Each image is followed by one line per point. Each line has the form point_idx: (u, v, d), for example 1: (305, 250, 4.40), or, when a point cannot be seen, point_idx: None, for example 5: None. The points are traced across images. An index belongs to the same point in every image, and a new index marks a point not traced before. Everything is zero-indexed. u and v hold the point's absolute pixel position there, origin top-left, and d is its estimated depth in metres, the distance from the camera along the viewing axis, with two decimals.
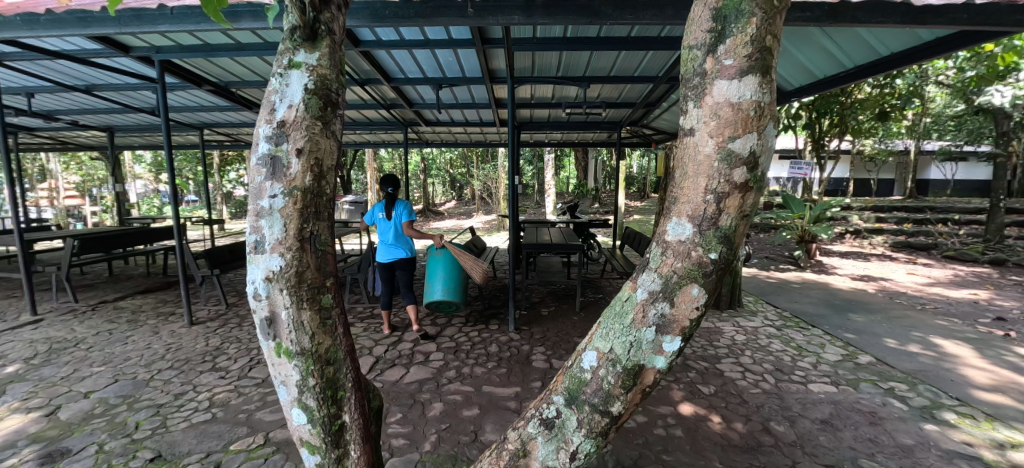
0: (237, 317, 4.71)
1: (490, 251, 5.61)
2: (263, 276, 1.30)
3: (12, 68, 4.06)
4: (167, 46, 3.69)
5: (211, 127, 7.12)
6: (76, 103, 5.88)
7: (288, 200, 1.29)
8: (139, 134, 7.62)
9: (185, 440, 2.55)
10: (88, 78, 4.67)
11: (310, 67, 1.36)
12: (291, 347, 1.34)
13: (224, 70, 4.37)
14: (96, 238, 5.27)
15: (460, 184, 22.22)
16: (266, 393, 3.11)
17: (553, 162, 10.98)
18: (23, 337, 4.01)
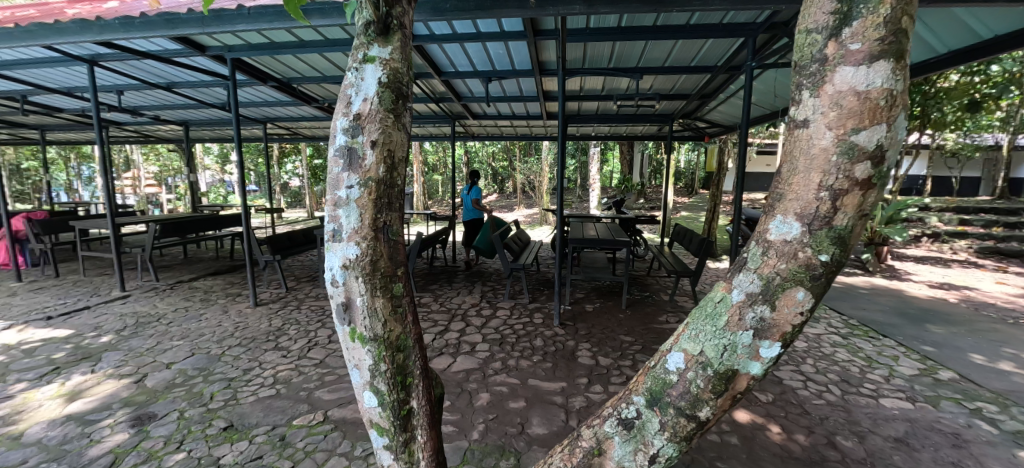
0: (297, 300, 4.97)
1: (534, 244, 5.60)
2: (341, 263, 1.37)
3: (106, 68, 4.45)
4: (238, 45, 3.90)
5: (272, 122, 7.56)
6: (158, 100, 6.41)
7: (363, 190, 1.34)
8: (210, 128, 8.21)
9: (253, 412, 2.73)
10: (169, 76, 5.04)
11: (383, 61, 1.40)
12: (365, 333, 1.40)
13: (287, 67, 4.59)
14: (174, 224, 5.76)
15: (502, 177, 22.28)
16: (323, 373, 3.27)
17: (597, 155, 10.72)
18: (115, 310, 4.47)
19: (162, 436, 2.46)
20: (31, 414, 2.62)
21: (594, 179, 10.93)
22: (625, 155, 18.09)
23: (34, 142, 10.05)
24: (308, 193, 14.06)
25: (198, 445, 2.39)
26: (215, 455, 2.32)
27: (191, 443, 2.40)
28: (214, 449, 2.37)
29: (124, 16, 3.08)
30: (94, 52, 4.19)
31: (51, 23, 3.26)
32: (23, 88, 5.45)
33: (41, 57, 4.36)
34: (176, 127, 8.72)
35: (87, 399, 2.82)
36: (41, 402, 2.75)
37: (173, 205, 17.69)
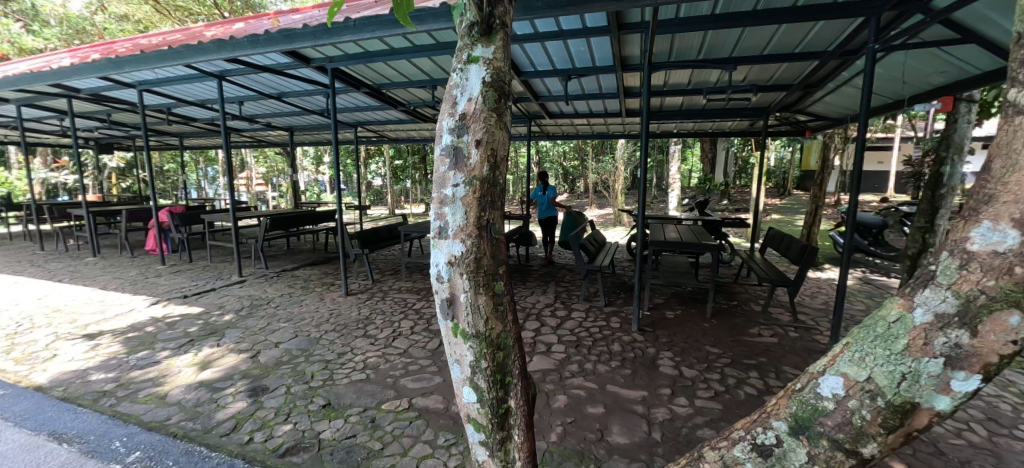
0: (382, 291, 5.33)
1: (609, 246, 5.46)
2: (446, 260, 1.40)
3: (232, 82, 5.10)
4: (337, 55, 4.22)
5: (363, 126, 8.18)
6: (270, 109, 7.26)
7: (468, 188, 1.36)
8: (310, 132, 9.13)
9: (347, 393, 2.93)
10: (280, 87, 5.66)
11: (486, 61, 1.41)
12: (467, 329, 1.42)
13: (378, 73, 4.93)
14: (280, 218, 6.48)
15: (573, 177, 21.95)
16: (407, 362, 3.43)
17: (677, 154, 10.11)
18: (234, 292, 5.15)
19: (273, 408, 2.69)
20: (172, 378, 3.04)
21: (673, 178, 10.32)
22: (706, 153, 16.84)
23: (176, 147, 11.94)
24: (389, 191, 14.97)
25: (304, 418, 2.57)
26: (317, 428, 2.48)
27: (296, 417, 2.59)
28: (315, 423, 2.54)
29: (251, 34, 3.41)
30: (222, 68, 4.77)
31: (193, 44, 3.74)
32: (169, 102, 6.47)
33: (183, 75, 5.11)
34: (283, 133, 9.84)
35: (214, 368, 3.23)
36: (180, 368, 3.20)
37: (277, 202, 20.01)
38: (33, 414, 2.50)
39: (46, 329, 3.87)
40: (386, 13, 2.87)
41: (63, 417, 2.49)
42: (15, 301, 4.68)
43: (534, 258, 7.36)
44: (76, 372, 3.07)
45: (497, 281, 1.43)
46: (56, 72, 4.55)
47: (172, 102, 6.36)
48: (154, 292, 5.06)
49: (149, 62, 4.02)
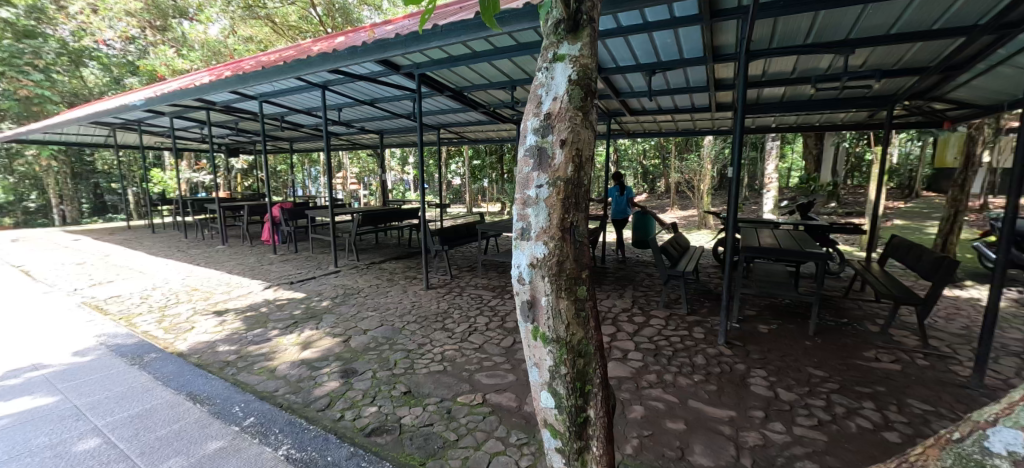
0: (460, 287, 5.55)
1: (693, 250, 5.08)
2: (528, 261, 1.38)
3: (334, 91, 5.66)
4: (424, 60, 4.37)
5: (446, 127, 8.54)
6: (364, 114, 7.95)
7: (552, 189, 1.32)
8: (398, 135, 9.82)
9: (426, 383, 3.05)
10: (373, 94, 6.16)
11: (573, 58, 1.34)
12: (547, 333, 1.38)
13: (460, 77, 5.11)
14: (371, 215, 7.07)
15: (652, 176, 20.85)
16: (481, 358, 3.50)
17: (775, 151, 9.05)
18: (331, 281, 5.75)
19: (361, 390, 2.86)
20: (280, 354, 3.44)
21: (769, 178, 9.28)
22: (810, 148, 14.86)
23: (287, 150, 13.61)
24: (466, 189, 15.47)
25: (387, 402, 2.72)
26: (398, 414, 2.61)
27: (381, 401, 2.74)
28: (397, 408, 2.68)
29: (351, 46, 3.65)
30: (326, 79, 5.29)
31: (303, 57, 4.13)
32: (284, 111, 7.39)
33: (294, 86, 5.77)
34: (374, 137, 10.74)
35: (313, 349, 3.60)
36: (286, 346, 3.61)
37: (367, 199, 21.93)
38: (175, 376, 2.93)
39: (188, 305, 4.66)
40: (472, 17, 2.93)
41: (198, 381, 2.89)
42: (169, 280, 5.70)
43: (609, 260, 7.13)
44: (208, 343, 3.61)
45: (578, 286, 1.37)
46: (200, 88, 5.39)
47: (285, 111, 7.24)
48: (269, 278, 5.83)
49: (269, 77, 4.60)
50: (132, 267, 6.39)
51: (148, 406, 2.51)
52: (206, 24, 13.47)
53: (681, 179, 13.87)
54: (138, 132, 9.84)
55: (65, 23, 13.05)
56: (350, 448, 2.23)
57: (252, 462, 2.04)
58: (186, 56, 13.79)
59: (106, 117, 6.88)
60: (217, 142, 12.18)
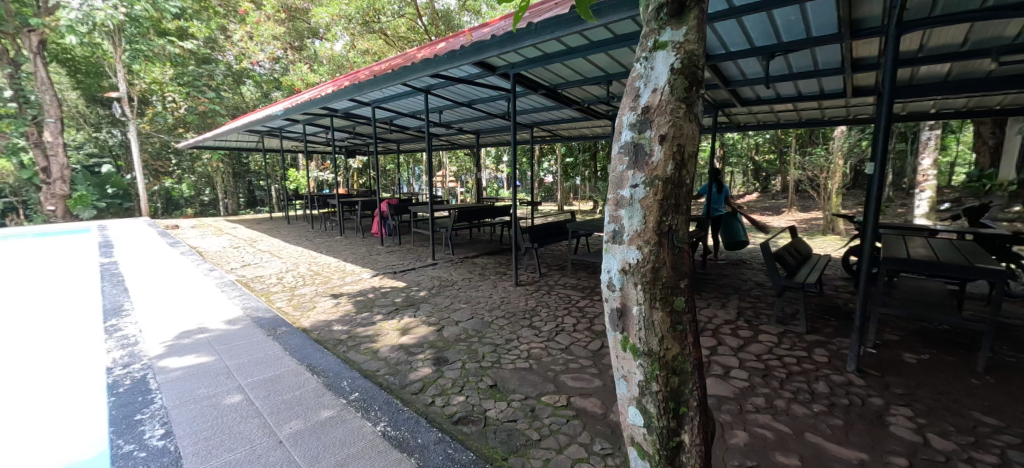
0: (548, 286, 5.45)
1: (817, 259, 4.38)
2: (620, 266, 1.22)
3: (436, 95, 6.02)
4: (518, 59, 4.29)
5: (540, 126, 8.40)
6: (462, 115, 8.31)
7: (648, 190, 1.15)
8: (493, 134, 10.06)
9: (512, 380, 2.97)
10: (471, 96, 6.44)
11: (676, 45, 1.14)
12: (638, 345, 1.22)
13: (555, 75, 5.05)
14: (466, 211, 7.41)
15: (765, 174, 18.41)
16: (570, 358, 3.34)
17: (934, 142, 7.34)
18: (428, 273, 6.16)
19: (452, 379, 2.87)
20: (382, 338, 3.66)
21: (922, 174, 7.60)
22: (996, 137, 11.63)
23: (394, 150, 14.69)
24: (557, 186, 15.13)
25: (474, 393, 2.74)
26: (484, 407, 2.64)
27: (468, 391, 2.77)
28: (482, 401, 2.71)
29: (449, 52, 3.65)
30: (429, 84, 5.64)
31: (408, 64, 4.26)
32: (392, 115, 8.08)
33: (401, 92, 6.26)
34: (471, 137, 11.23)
35: (411, 335, 3.79)
36: (387, 330, 3.82)
37: (461, 196, 23.05)
38: (300, 349, 3.10)
39: (312, 287, 5.35)
40: (567, 12, 2.87)
41: (316, 354, 3.08)
42: (299, 264, 6.65)
43: (710, 265, 6.49)
44: (324, 322, 4.02)
45: (678, 294, 1.18)
46: (322, 98, 5.99)
47: (392, 115, 7.86)
48: (375, 268, 6.43)
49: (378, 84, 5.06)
50: (273, 252, 7.61)
51: (277, 372, 2.76)
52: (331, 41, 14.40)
53: (801, 175, 12.02)
54: (282, 138, 11.63)
55: (229, 50, 15.51)
56: (437, 432, 2.28)
57: (353, 434, 2.18)
58: (315, 71, 15.11)
59: (256, 126, 8.24)
60: (337, 145, 13.63)
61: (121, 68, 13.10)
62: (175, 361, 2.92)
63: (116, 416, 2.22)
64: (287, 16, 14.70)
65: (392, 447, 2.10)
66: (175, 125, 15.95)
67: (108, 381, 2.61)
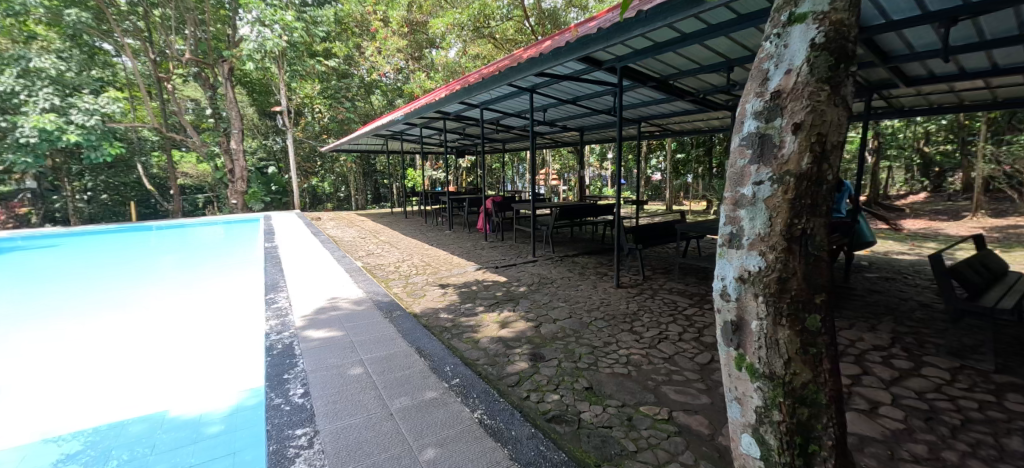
0: (653, 290, 4.26)
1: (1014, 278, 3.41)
2: (736, 274, 1.05)
3: (540, 93, 5.42)
4: (625, 52, 3.83)
5: (648, 119, 7.24)
6: (567, 113, 7.46)
7: (777, 188, 0.95)
8: (597, 130, 8.85)
9: (608, 384, 2.61)
10: (575, 92, 5.69)
11: (819, 16, 0.94)
12: (756, 365, 1.02)
13: (667, 64, 4.27)
14: (569, 207, 6.55)
15: None
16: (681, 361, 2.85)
17: None
18: (525, 269, 5.58)
19: (546, 375, 2.68)
20: (483, 328, 3.39)
21: None
22: None
23: (501, 150, 14.25)
24: (668, 186, 13.37)
25: (568, 394, 2.48)
26: (578, 408, 2.36)
27: (563, 390, 2.54)
28: (577, 402, 2.42)
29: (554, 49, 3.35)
30: (532, 82, 5.06)
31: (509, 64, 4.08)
32: (497, 115, 7.62)
33: (504, 94, 5.76)
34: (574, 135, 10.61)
35: (511, 328, 3.40)
36: (488, 322, 3.52)
37: None
38: (410, 332, 3.27)
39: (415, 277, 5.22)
40: None
41: (423, 339, 3.16)
42: (406, 255, 6.69)
43: (854, 278, 5.42)
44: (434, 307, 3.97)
45: (812, 313, 0.97)
46: (430, 104, 6.22)
47: (498, 116, 7.61)
48: (478, 262, 5.91)
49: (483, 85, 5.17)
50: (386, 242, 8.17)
51: (391, 350, 2.93)
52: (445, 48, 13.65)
53: (994, 169, 9.30)
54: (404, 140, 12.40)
55: (362, 64, 16.38)
56: (531, 427, 2.11)
57: (452, 417, 2.16)
58: (433, 77, 14.96)
59: (379, 131, 9.02)
60: (449, 146, 14.07)
61: (284, 86, 15.18)
62: (315, 331, 3.30)
63: (270, 372, 2.60)
64: (409, 30, 15.22)
65: (487, 435, 2.02)
66: (320, 131, 18.13)
67: (268, 343, 3.05)
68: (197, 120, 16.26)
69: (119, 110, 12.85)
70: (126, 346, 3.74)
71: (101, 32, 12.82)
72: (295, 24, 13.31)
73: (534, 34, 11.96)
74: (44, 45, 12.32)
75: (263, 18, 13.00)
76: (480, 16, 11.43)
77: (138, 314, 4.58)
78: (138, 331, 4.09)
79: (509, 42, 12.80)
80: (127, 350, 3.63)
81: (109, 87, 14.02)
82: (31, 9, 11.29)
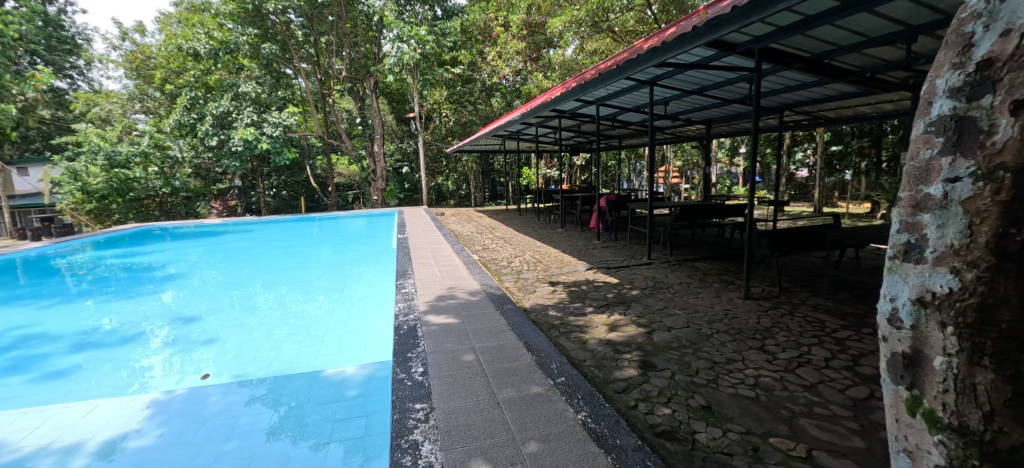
0: (793, 305, 3.67)
1: None
2: (913, 293, 0.75)
3: (662, 85, 5.03)
4: (766, 31, 3.26)
5: (794, 107, 6.26)
6: (693, 104, 6.76)
7: (983, 184, 0.61)
8: (728, 123, 7.81)
9: (730, 405, 2.25)
10: (702, 81, 5.14)
11: None
12: (941, 419, 0.70)
13: (821, 41, 3.61)
14: (691, 207, 5.80)
15: None
16: (829, 393, 2.33)
17: None
18: (640, 271, 5.14)
19: (657, 386, 2.44)
20: (591, 329, 3.34)
21: None
22: None
23: (617, 147, 13.70)
24: (817, 183, 11.17)
25: (680, 410, 2.21)
26: (693, 428, 2.05)
27: (676, 405, 2.25)
28: (691, 420, 2.12)
29: (678, 35, 2.99)
30: (653, 75, 4.71)
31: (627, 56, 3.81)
32: (613, 111, 7.30)
33: (623, 87, 5.48)
34: (701, 129, 9.63)
35: (620, 332, 3.28)
36: (596, 323, 3.46)
37: None
38: (519, 325, 3.39)
39: (523, 273, 5.32)
40: None
41: (531, 334, 3.22)
42: (519, 251, 6.80)
43: None
44: (543, 304, 4.02)
45: None
46: (544, 103, 6.24)
47: (614, 112, 7.36)
48: (589, 261, 5.80)
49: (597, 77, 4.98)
50: (496, 238, 8.41)
51: (501, 343, 3.06)
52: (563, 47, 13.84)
53: None
54: (518, 140, 12.79)
55: (484, 69, 17.47)
56: (639, 439, 1.86)
57: (556, 415, 2.05)
58: (549, 77, 15.08)
59: (498, 130, 9.40)
60: (562, 144, 13.98)
61: (417, 94, 16.88)
62: (435, 316, 3.64)
63: (396, 349, 2.95)
64: (529, 32, 15.46)
65: (590, 439, 1.85)
66: (446, 134, 19.18)
67: (396, 323, 3.47)
68: (350, 128, 19.16)
69: (295, 123, 15.88)
70: (294, 313, 4.63)
71: (284, 60, 16.00)
72: (427, 37, 15.02)
73: (656, 22, 11.11)
74: (249, 74, 15.87)
75: (402, 36, 14.82)
76: (600, 10, 11.02)
77: (303, 288, 5.63)
78: (302, 302, 5.02)
79: (629, 34, 12.08)
80: (295, 316, 4.49)
81: (291, 104, 17.48)
82: (240, 46, 14.39)
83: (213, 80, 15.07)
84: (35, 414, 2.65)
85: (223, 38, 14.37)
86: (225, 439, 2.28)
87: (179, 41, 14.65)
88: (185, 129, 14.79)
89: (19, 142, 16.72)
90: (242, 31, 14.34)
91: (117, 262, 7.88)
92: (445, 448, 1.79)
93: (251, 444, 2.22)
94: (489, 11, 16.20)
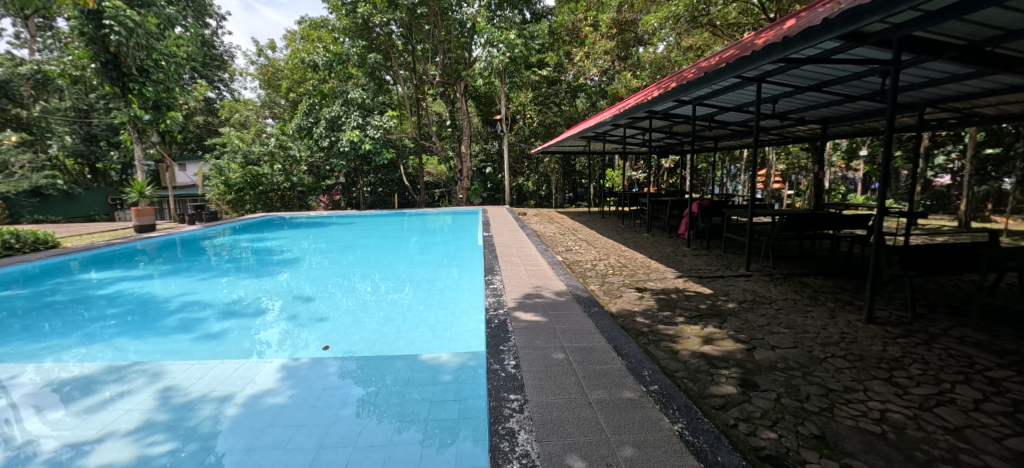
0: (931, 335, 3.15)
1: None
2: None
3: (774, 83, 4.62)
4: (914, 17, 2.81)
5: (939, 102, 5.36)
6: (807, 101, 6.11)
7: None
8: (850, 122, 6.90)
9: (851, 439, 1.98)
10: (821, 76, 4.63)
11: None
12: None
13: (982, 25, 3.04)
14: (800, 216, 5.21)
15: None
16: (980, 439, 1.96)
17: None
18: (738, 283, 4.77)
19: (760, 407, 2.27)
20: (683, 340, 3.20)
21: None
22: None
23: (713, 148, 12.82)
24: (965, 192, 9.38)
25: (790, 436, 2.00)
26: (803, 457, 1.84)
27: (783, 430, 2.05)
28: (802, 449, 1.90)
29: (804, 29, 2.71)
30: (763, 70, 4.36)
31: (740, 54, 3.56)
32: (711, 111, 6.87)
33: (727, 85, 5.14)
34: (814, 129, 8.62)
35: (716, 346, 3.09)
36: (689, 334, 3.30)
37: None
38: (609, 330, 3.35)
39: (608, 277, 5.22)
40: None
41: (621, 339, 3.18)
42: (603, 256, 6.68)
43: None
44: (630, 310, 3.92)
45: None
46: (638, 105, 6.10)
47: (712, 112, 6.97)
48: (679, 269, 5.53)
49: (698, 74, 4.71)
50: (578, 241, 8.33)
51: (591, 344, 3.06)
52: (654, 45, 13.36)
53: None
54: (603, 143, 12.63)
55: (570, 70, 17.54)
56: (744, 461, 1.72)
57: (650, 423, 2.00)
58: (638, 76, 14.72)
59: (585, 133, 9.36)
60: (651, 146, 13.43)
61: (504, 96, 17.38)
62: (523, 313, 3.75)
63: (489, 341, 3.10)
64: (618, 30, 15.44)
65: (687, 452, 1.75)
66: (529, 135, 19.37)
67: (487, 317, 3.65)
68: (440, 130, 20.34)
69: (393, 125, 17.27)
70: (391, 300, 5.04)
71: (386, 68, 17.52)
72: (516, 40, 15.35)
73: (765, 13, 10.19)
74: (357, 82, 17.68)
75: (493, 40, 15.42)
76: (701, 4, 10.51)
77: (395, 278, 6.11)
78: (396, 291, 5.44)
79: (731, 27, 11.24)
80: (391, 304, 4.89)
81: (390, 108, 19.04)
82: (350, 56, 16.22)
83: (328, 88, 17.11)
84: (200, 365, 3.26)
85: (337, 50, 16.28)
86: (343, 406, 2.58)
87: (303, 55, 16.87)
88: (303, 131, 17.02)
89: (182, 143, 20.44)
90: (352, 43, 16.16)
91: (247, 246, 9.25)
92: (540, 441, 1.84)
93: (363, 414, 2.48)
94: (578, 11, 16.47)
